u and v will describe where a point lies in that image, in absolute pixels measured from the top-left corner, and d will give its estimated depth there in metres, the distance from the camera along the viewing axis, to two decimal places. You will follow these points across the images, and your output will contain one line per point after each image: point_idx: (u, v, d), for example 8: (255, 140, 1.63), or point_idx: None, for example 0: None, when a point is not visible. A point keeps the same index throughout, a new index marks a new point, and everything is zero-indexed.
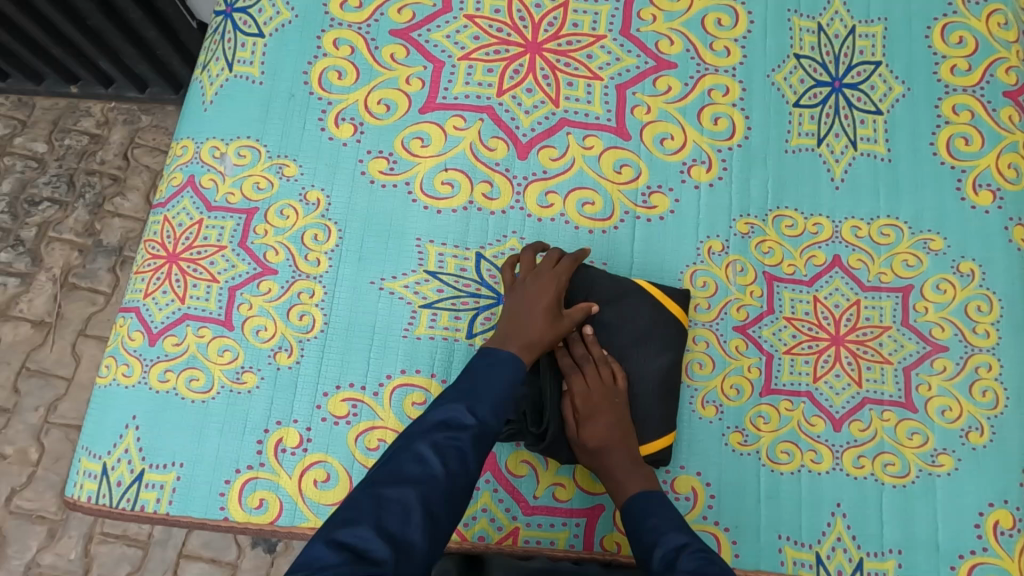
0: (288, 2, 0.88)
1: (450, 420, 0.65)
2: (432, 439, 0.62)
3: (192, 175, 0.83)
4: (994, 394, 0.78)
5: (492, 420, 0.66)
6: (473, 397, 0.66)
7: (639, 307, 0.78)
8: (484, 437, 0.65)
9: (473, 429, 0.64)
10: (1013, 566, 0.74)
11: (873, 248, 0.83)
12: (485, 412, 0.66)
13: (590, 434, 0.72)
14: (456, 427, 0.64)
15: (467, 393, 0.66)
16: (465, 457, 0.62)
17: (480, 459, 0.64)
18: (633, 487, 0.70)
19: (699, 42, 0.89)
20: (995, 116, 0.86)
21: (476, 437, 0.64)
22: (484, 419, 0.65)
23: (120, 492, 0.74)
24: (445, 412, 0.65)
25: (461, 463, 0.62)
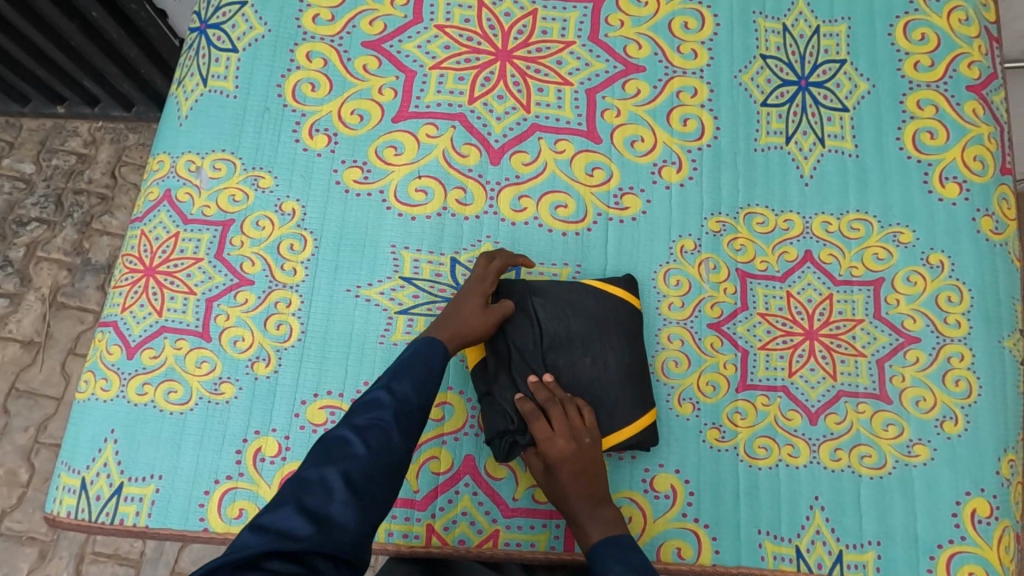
0: (260, 17, 0.90)
1: (372, 401, 0.64)
2: (352, 422, 0.62)
3: (168, 189, 0.84)
4: (967, 383, 0.79)
5: (413, 398, 0.65)
6: (392, 375, 0.67)
7: (592, 296, 0.79)
8: (407, 411, 0.64)
9: (394, 406, 0.64)
10: (992, 554, 0.74)
11: (844, 243, 0.84)
12: (406, 390, 0.65)
13: (552, 466, 0.69)
14: (376, 406, 0.64)
15: (387, 376, 0.67)
16: (387, 432, 0.62)
17: (406, 434, 0.63)
18: (595, 534, 0.67)
19: (666, 45, 0.90)
20: (959, 110, 0.87)
21: (399, 413, 0.64)
22: (405, 396, 0.65)
23: (99, 507, 0.75)
24: (367, 397, 0.65)
25: (385, 440, 0.61)
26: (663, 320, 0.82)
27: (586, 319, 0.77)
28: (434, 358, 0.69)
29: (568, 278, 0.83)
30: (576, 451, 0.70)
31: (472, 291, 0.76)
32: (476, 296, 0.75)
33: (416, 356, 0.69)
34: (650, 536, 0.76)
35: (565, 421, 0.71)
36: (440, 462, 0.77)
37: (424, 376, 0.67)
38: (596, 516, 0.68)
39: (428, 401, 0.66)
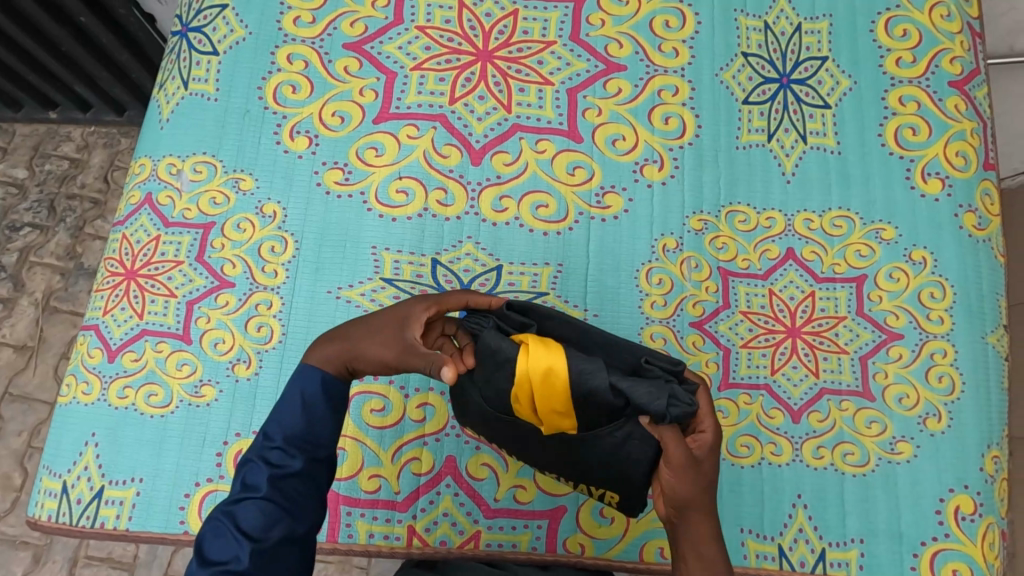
0: (242, 20, 0.90)
1: (247, 477, 0.60)
2: (229, 503, 0.59)
3: (149, 193, 0.84)
4: (950, 379, 0.78)
5: (291, 462, 0.61)
6: (264, 443, 0.61)
7: None
8: (287, 481, 0.60)
9: (270, 479, 0.59)
10: (976, 551, 0.74)
11: (826, 240, 0.84)
12: (279, 457, 0.61)
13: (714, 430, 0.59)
14: (252, 483, 0.59)
15: (258, 448, 0.61)
16: (263, 511, 0.58)
17: (293, 503, 0.60)
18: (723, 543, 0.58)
19: (647, 43, 0.90)
20: (941, 106, 0.87)
21: (278, 486, 0.59)
22: (285, 463, 0.60)
23: (80, 510, 0.75)
24: (244, 469, 0.61)
25: (267, 519, 0.58)
26: (645, 319, 0.82)
27: None
28: (311, 412, 0.63)
29: (549, 278, 0.83)
30: None
31: (389, 317, 0.62)
32: (391, 324, 0.61)
33: (289, 410, 0.62)
34: (632, 537, 0.76)
35: None
36: (422, 463, 0.77)
37: (298, 438, 0.62)
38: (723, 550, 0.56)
39: (310, 459, 0.62)
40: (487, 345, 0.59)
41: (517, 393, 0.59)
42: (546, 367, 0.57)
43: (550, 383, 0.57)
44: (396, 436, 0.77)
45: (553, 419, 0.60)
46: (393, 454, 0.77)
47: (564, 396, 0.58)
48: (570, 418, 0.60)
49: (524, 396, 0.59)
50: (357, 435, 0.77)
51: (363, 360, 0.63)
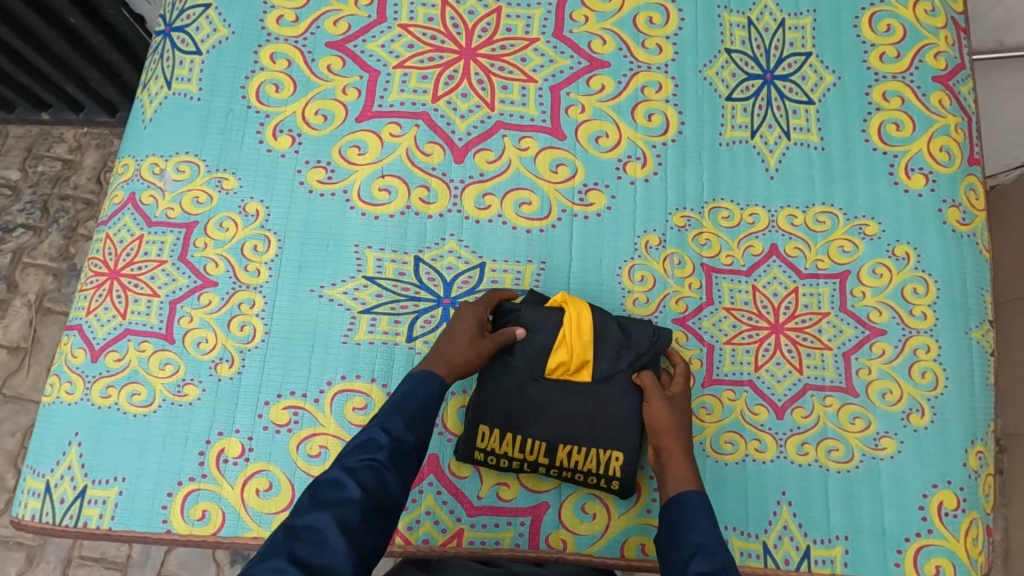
0: (225, 19, 0.90)
1: (366, 441, 0.65)
2: (345, 463, 0.63)
3: (132, 192, 0.84)
4: (933, 374, 0.78)
5: (408, 436, 0.66)
6: (388, 415, 0.66)
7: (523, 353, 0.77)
8: (402, 453, 0.65)
9: (389, 445, 0.64)
10: (959, 547, 0.74)
11: (809, 236, 0.84)
12: (400, 429, 0.66)
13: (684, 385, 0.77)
14: (371, 447, 0.64)
15: (384, 413, 0.67)
16: (381, 473, 0.62)
17: (400, 474, 0.64)
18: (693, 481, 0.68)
19: (631, 40, 0.90)
20: (925, 101, 0.87)
21: (394, 454, 0.64)
22: (400, 435, 0.65)
23: (63, 509, 0.75)
24: (363, 435, 0.65)
25: (380, 482, 0.62)
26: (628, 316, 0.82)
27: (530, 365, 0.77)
28: (425, 397, 0.68)
29: (532, 276, 0.83)
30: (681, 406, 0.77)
31: (461, 319, 0.75)
32: (467, 322, 0.74)
33: (410, 394, 0.68)
34: (613, 533, 0.76)
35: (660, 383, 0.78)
36: None
37: (418, 413, 0.67)
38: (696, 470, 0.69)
39: (422, 438, 0.67)
40: (531, 312, 0.78)
41: (558, 341, 0.76)
42: (578, 312, 0.76)
43: (580, 326, 0.76)
44: None
45: (579, 357, 0.75)
46: None
47: (591, 335, 0.76)
48: (590, 358, 0.76)
49: (565, 339, 0.76)
50: (340, 433, 0.77)
51: (463, 363, 0.72)
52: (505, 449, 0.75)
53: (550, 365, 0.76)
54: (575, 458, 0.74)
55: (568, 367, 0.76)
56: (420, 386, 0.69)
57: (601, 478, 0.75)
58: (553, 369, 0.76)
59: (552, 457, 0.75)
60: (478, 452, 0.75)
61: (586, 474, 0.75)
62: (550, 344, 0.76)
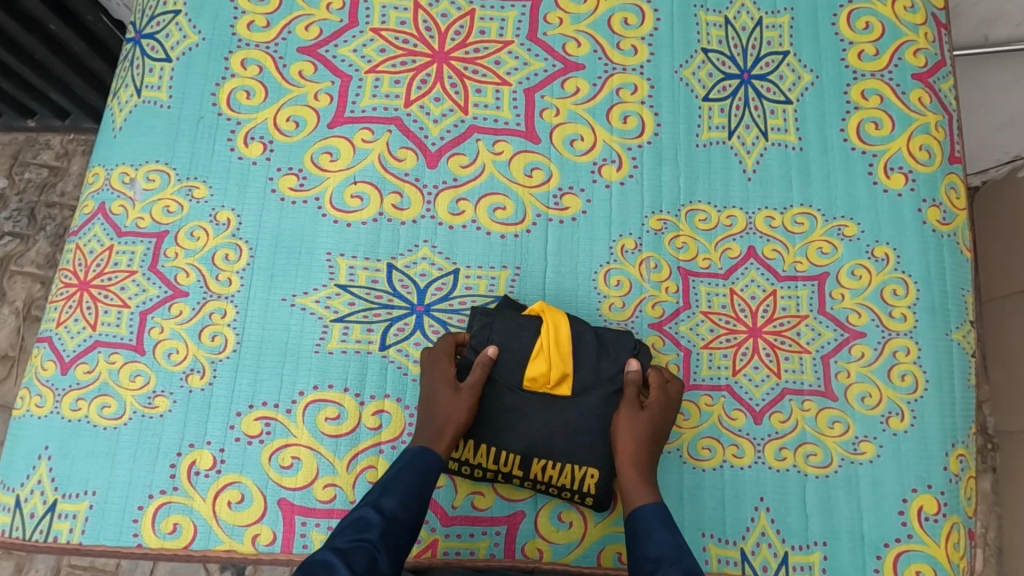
0: (195, 25, 0.89)
1: (358, 520, 0.64)
2: (336, 542, 0.61)
3: (102, 203, 0.83)
4: (913, 377, 0.77)
5: (401, 515, 0.65)
6: (381, 492, 0.66)
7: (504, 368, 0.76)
8: (394, 532, 0.64)
9: (380, 524, 0.64)
10: (940, 552, 0.73)
11: (787, 237, 0.83)
12: (394, 507, 0.65)
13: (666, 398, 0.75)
14: (363, 526, 0.63)
15: (376, 492, 0.67)
16: (374, 554, 0.61)
17: (391, 557, 0.63)
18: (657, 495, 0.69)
19: (606, 41, 0.89)
20: (904, 99, 0.86)
21: (386, 533, 0.63)
22: (394, 514, 0.65)
23: (33, 524, 0.74)
24: (353, 515, 0.64)
25: (372, 562, 0.60)
26: (603, 321, 0.81)
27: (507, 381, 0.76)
28: (424, 469, 0.69)
29: (507, 282, 0.82)
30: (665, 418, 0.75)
31: (433, 387, 0.74)
32: (440, 389, 0.73)
33: (407, 470, 0.68)
34: (590, 541, 0.76)
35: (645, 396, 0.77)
36: (378, 471, 0.76)
37: (413, 494, 0.67)
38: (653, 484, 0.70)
39: (414, 520, 0.66)
40: (505, 323, 0.77)
41: (536, 349, 0.75)
42: (554, 323, 0.76)
43: (558, 337, 0.75)
44: (351, 444, 0.76)
45: (557, 369, 0.74)
46: (348, 463, 0.76)
47: (569, 345, 0.75)
48: (569, 368, 0.75)
49: (543, 348, 0.75)
50: (312, 443, 0.76)
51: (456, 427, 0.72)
52: (480, 460, 0.75)
53: (528, 373, 0.75)
54: (549, 473, 0.74)
55: (548, 379, 0.75)
56: (419, 462, 0.69)
57: (576, 493, 0.74)
58: (532, 380, 0.75)
59: (527, 470, 0.74)
60: (452, 461, 0.75)
61: (560, 489, 0.74)
62: (530, 353, 0.76)
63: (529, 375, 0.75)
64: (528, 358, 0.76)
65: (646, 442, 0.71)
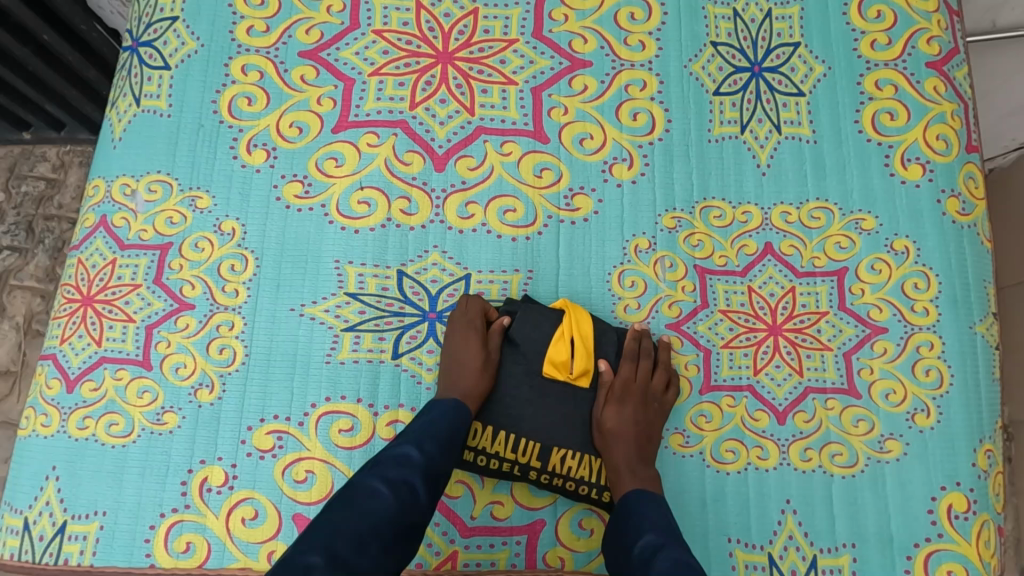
0: (192, 31, 0.87)
1: (400, 455, 0.63)
2: (382, 474, 0.60)
3: (104, 215, 0.81)
4: (938, 372, 0.76)
5: (439, 456, 0.65)
6: (421, 434, 0.65)
7: (528, 358, 0.76)
8: (433, 473, 0.63)
9: (422, 462, 0.63)
10: (972, 551, 0.71)
11: (804, 232, 0.81)
12: (433, 449, 0.65)
13: (629, 394, 0.74)
14: (405, 462, 0.62)
15: (416, 432, 0.65)
16: (415, 490, 0.61)
17: (430, 492, 0.62)
18: (630, 485, 0.68)
19: (613, 37, 0.87)
20: (919, 88, 0.84)
21: (426, 472, 0.63)
22: (433, 456, 0.64)
23: (42, 547, 0.72)
24: (394, 449, 0.63)
25: (414, 496, 0.60)
26: (619, 323, 0.79)
27: (525, 371, 0.76)
28: (453, 424, 0.68)
29: (519, 285, 0.80)
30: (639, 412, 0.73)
31: (459, 340, 0.74)
32: (466, 344, 0.74)
33: (442, 420, 0.68)
34: None
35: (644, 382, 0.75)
36: None
37: (448, 440, 0.67)
38: (632, 469, 0.69)
39: (451, 461, 0.66)
40: (526, 313, 0.77)
41: (558, 335, 0.75)
42: (578, 317, 0.76)
43: (581, 330, 0.75)
44: (366, 456, 0.74)
45: (578, 361, 0.75)
46: None
47: (593, 340, 0.76)
48: (592, 364, 0.76)
49: (565, 336, 0.75)
50: (325, 456, 0.74)
51: (478, 393, 0.73)
52: (497, 449, 0.73)
53: (549, 360, 0.75)
54: (568, 464, 0.73)
55: (569, 368, 0.75)
56: (450, 416, 0.68)
57: (594, 487, 0.73)
58: (552, 369, 0.75)
59: (546, 461, 0.73)
60: (468, 451, 0.73)
61: (578, 482, 0.73)
62: (551, 339, 0.75)
63: (550, 361, 0.75)
64: (549, 343, 0.75)
65: (614, 436, 0.72)
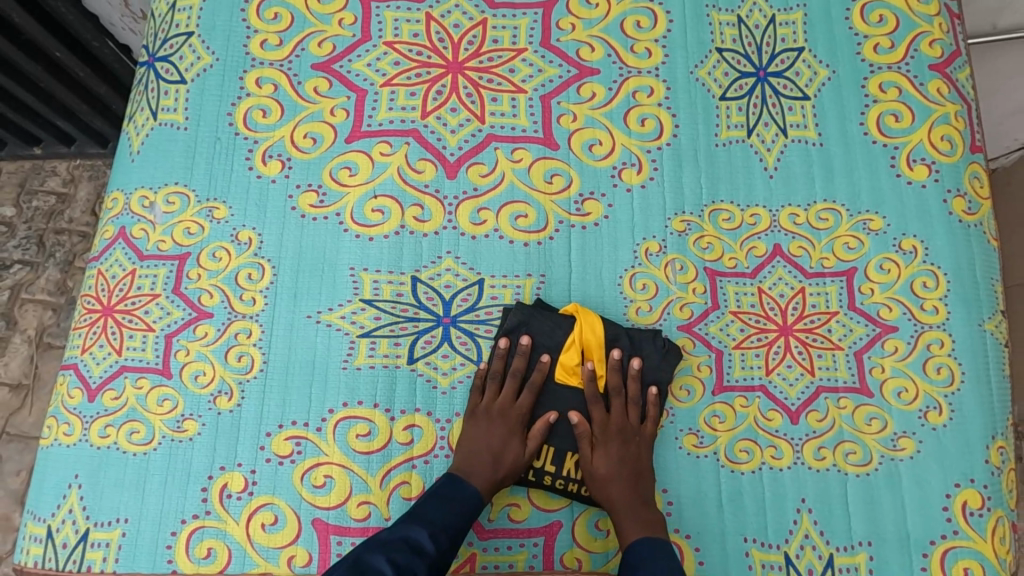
0: (208, 46, 0.89)
1: (411, 540, 0.66)
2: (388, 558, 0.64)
3: (123, 227, 0.83)
4: (949, 370, 0.76)
5: (449, 549, 0.68)
6: (436, 522, 0.68)
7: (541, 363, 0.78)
8: (440, 564, 0.67)
9: (432, 555, 0.66)
10: (988, 547, 0.72)
11: (813, 234, 0.82)
12: (445, 539, 0.68)
13: (609, 440, 0.74)
14: (416, 550, 0.66)
15: (433, 516, 0.68)
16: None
17: None
18: (635, 532, 0.70)
19: (620, 45, 0.89)
20: (923, 90, 0.85)
21: (433, 564, 0.66)
22: (444, 548, 0.67)
23: (65, 555, 0.73)
24: (409, 532, 0.67)
25: None
26: (631, 325, 0.80)
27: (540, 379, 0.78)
28: (471, 510, 0.70)
29: (532, 289, 0.81)
30: (626, 453, 0.73)
31: (493, 430, 0.74)
32: (492, 430, 0.74)
33: (459, 502, 0.70)
34: None
35: (623, 419, 0.75)
36: (412, 487, 0.75)
37: (461, 528, 0.69)
38: (634, 513, 0.71)
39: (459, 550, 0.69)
40: (540, 321, 0.77)
41: (570, 343, 0.77)
42: (589, 323, 0.77)
43: (592, 336, 0.77)
44: (383, 460, 0.75)
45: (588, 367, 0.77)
46: (381, 479, 0.75)
47: (603, 345, 0.77)
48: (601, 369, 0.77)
49: (576, 343, 0.77)
50: (344, 461, 0.75)
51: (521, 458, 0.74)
52: None
53: (561, 365, 0.78)
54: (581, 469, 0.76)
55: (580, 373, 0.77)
56: (466, 496, 0.70)
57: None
58: (563, 373, 0.78)
59: (560, 466, 0.76)
60: None
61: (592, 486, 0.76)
62: (563, 346, 0.77)
63: (561, 366, 0.78)
64: (561, 351, 0.78)
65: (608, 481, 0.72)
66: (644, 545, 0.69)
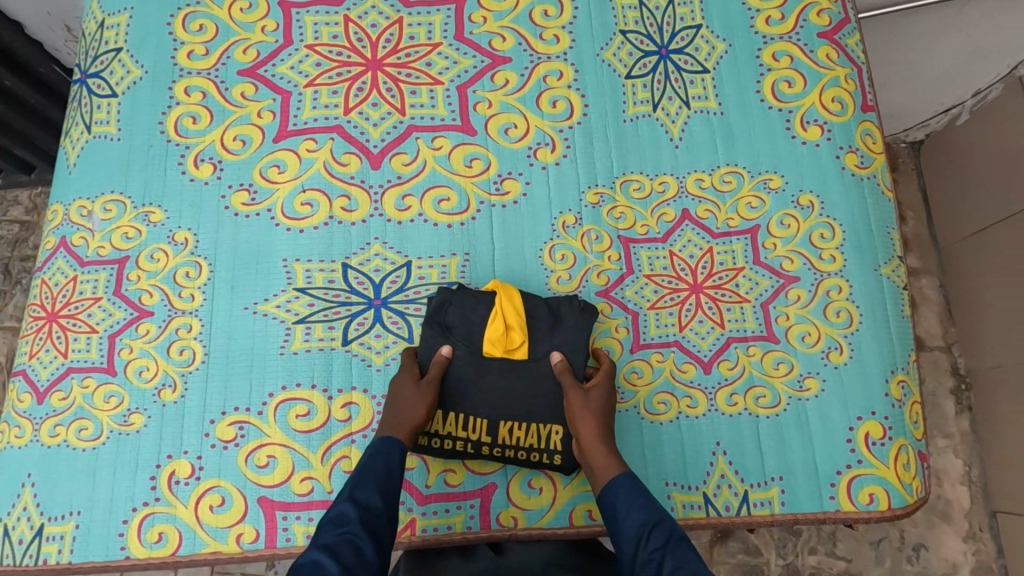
0: (137, 60, 0.93)
1: (336, 516, 0.66)
2: (319, 543, 0.63)
3: (63, 236, 0.86)
4: (847, 313, 0.82)
5: (378, 503, 0.68)
6: (354, 485, 0.68)
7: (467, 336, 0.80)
8: (375, 521, 0.67)
9: (359, 517, 0.66)
10: (890, 473, 0.77)
11: (718, 197, 0.87)
12: (367, 497, 0.67)
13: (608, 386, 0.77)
14: (343, 521, 0.65)
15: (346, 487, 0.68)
16: (358, 544, 0.63)
17: (376, 542, 0.65)
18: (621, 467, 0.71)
19: (529, 33, 0.94)
20: (812, 56, 0.91)
21: (367, 523, 0.66)
22: (370, 502, 0.67)
23: (22, 550, 0.76)
24: (332, 512, 0.67)
25: (359, 554, 0.63)
26: (553, 294, 0.85)
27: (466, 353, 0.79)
28: (386, 459, 0.71)
29: (457, 268, 0.86)
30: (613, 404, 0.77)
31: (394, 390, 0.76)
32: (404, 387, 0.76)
33: (372, 461, 0.71)
34: (561, 503, 0.79)
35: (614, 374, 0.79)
36: (351, 461, 0.79)
37: (383, 480, 0.69)
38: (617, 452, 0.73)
39: (392, 501, 0.69)
40: (462, 299, 0.81)
41: (493, 316, 0.79)
42: (509, 295, 0.80)
43: (513, 307, 0.79)
44: (323, 437, 0.79)
45: (511, 337, 0.79)
46: (322, 455, 0.79)
47: (524, 315, 0.79)
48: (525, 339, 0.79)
49: (499, 315, 0.79)
50: (285, 441, 0.79)
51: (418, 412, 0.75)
52: (449, 429, 0.77)
53: (487, 339, 0.79)
54: (516, 435, 0.77)
55: (506, 344, 0.79)
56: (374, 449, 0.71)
57: (544, 453, 0.77)
58: (490, 346, 0.79)
59: (495, 435, 0.77)
60: (424, 436, 0.77)
61: (529, 451, 0.77)
62: (487, 320, 0.79)
63: (488, 340, 0.79)
64: (486, 323, 0.79)
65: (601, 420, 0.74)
66: (631, 477, 0.70)
